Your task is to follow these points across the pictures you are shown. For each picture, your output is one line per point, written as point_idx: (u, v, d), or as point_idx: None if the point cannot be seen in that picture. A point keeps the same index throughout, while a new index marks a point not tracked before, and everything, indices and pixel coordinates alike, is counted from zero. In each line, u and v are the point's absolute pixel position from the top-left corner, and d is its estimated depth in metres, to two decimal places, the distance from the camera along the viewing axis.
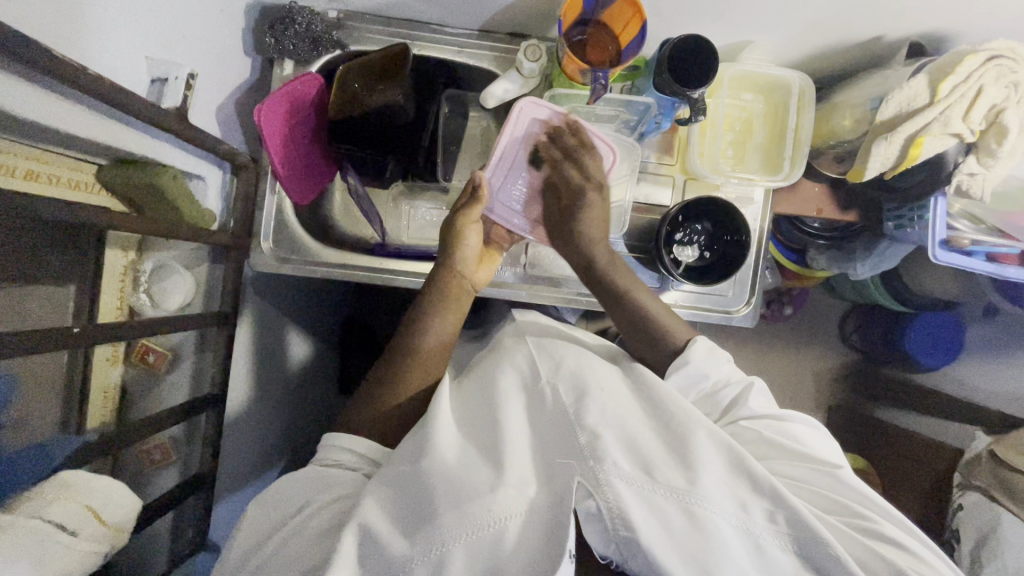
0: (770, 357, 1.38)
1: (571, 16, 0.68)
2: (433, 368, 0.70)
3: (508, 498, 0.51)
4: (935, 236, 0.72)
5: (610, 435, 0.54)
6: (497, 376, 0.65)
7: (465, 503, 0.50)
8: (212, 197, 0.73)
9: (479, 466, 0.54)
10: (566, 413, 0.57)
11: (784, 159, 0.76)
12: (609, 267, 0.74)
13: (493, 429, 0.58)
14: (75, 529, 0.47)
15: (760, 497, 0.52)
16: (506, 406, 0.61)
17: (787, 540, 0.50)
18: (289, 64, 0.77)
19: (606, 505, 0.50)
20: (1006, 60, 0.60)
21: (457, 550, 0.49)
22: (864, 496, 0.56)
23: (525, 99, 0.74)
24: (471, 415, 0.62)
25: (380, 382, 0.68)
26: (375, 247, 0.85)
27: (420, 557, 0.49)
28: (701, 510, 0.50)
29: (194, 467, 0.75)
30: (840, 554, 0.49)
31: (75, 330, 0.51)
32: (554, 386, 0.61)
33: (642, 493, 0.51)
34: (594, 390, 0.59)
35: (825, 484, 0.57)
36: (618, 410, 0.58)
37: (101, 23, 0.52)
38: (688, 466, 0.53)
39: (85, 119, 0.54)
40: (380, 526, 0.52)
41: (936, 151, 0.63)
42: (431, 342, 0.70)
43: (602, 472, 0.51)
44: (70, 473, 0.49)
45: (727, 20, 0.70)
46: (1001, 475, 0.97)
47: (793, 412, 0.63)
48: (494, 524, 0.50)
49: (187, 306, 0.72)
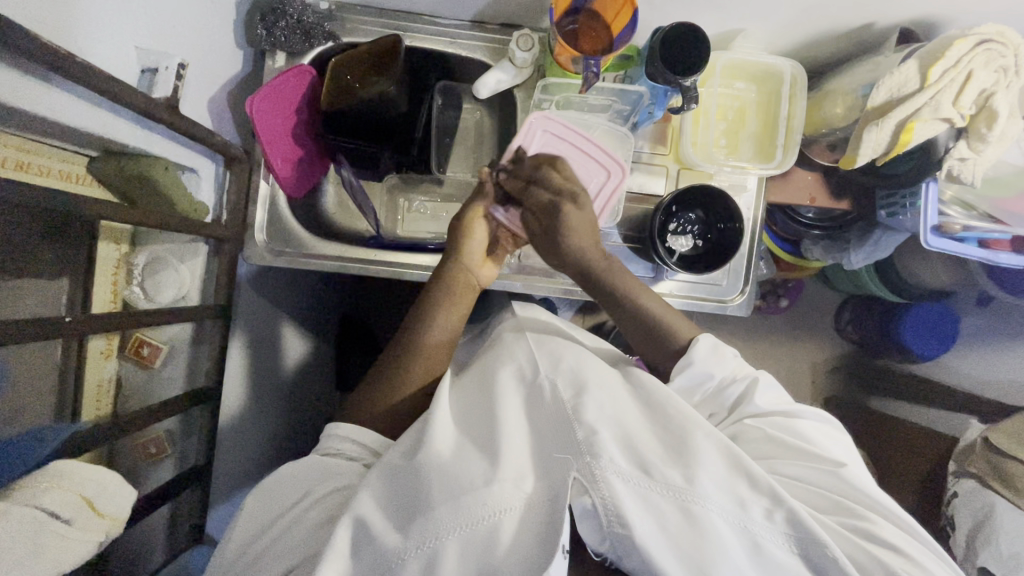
0: (767, 349, 1.42)
1: (563, 4, 0.68)
2: (438, 363, 0.70)
3: (504, 493, 0.51)
4: (926, 222, 0.72)
5: (607, 431, 0.55)
6: (495, 373, 0.64)
7: (461, 495, 0.51)
8: (207, 190, 0.73)
9: (475, 458, 0.54)
10: (564, 409, 0.57)
11: (777, 148, 0.77)
12: (605, 271, 0.70)
13: (490, 422, 0.58)
14: (70, 518, 0.46)
15: (759, 495, 0.52)
16: (503, 399, 0.61)
17: (785, 539, 0.51)
18: (281, 56, 0.77)
19: (601, 501, 0.51)
20: (996, 44, 0.60)
21: (451, 542, 0.50)
22: (862, 496, 0.56)
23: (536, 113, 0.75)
24: (468, 408, 0.62)
25: (382, 376, 0.68)
26: (371, 241, 0.85)
27: (412, 550, 0.50)
28: (698, 508, 0.50)
29: (192, 460, 0.75)
30: (837, 555, 0.49)
31: (71, 320, 0.51)
32: (551, 380, 0.61)
33: (638, 490, 0.51)
34: (593, 387, 0.60)
35: (826, 482, 0.57)
36: (616, 407, 0.58)
37: (90, 11, 0.51)
38: (686, 463, 0.53)
39: (71, 108, 0.54)
40: (373, 521, 0.52)
41: (926, 137, 0.63)
42: (438, 336, 0.70)
43: (598, 468, 0.51)
44: (63, 462, 0.48)
45: (718, 8, 0.70)
46: (994, 460, 0.97)
47: (798, 407, 0.64)
48: (488, 518, 0.50)
49: (182, 300, 0.72)
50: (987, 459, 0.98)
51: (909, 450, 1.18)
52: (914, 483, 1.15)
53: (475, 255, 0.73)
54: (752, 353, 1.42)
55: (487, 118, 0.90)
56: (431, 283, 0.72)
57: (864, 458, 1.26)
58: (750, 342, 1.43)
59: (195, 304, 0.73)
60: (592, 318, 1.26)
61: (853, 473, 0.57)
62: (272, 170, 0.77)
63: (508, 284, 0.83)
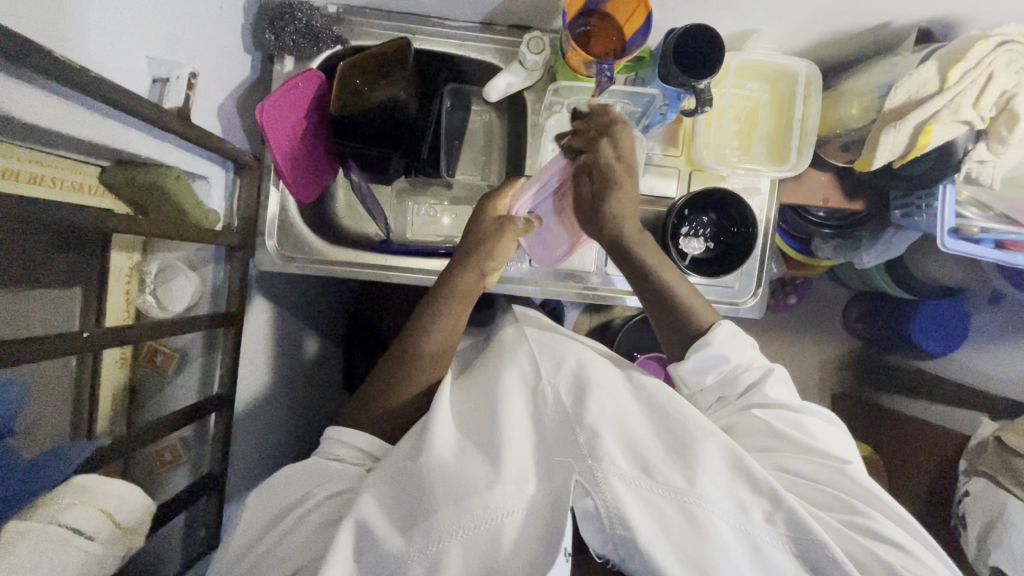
0: (775, 345, 1.42)
1: (575, 6, 0.67)
2: (443, 365, 0.70)
3: (507, 495, 0.52)
4: (943, 224, 0.70)
5: (609, 433, 0.55)
6: (497, 376, 0.64)
7: (463, 497, 0.51)
8: (217, 198, 0.73)
9: (478, 460, 0.55)
10: (565, 413, 0.58)
11: (791, 150, 0.76)
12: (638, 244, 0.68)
13: (493, 422, 0.58)
14: (92, 533, 0.46)
15: (759, 498, 0.52)
16: (506, 399, 0.61)
17: (784, 541, 0.51)
18: (290, 60, 0.76)
19: (603, 503, 0.51)
20: (1017, 45, 0.59)
21: (453, 547, 0.49)
22: (868, 495, 0.56)
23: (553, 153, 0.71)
24: (471, 409, 0.63)
25: (385, 375, 0.68)
26: (380, 245, 0.84)
27: (416, 554, 0.50)
28: (699, 510, 0.50)
29: (205, 466, 0.75)
30: (837, 556, 0.49)
31: (85, 335, 0.51)
32: (554, 386, 0.61)
33: (640, 491, 0.52)
34: (594, 389, 0.60)
35: (832, 480, 0.57)
36: (619, 410, 0.58)
37: (98, 22, 0.51)
38: (688, 465, 0.53)
39: (81, 119, 0.53)
40: (374, 526, 0.52)
41: (946, 139, 0.62)
42: (438, 340, 0.69)
43: (601, 470, 0.52)
44: (82, 477, 0.48)
45: (733, 8, 0.69)
46: (1007, 460, 0.97)
47: (808, 403, 0.63)
48: (491, 521, 0.50)
49: (194, 307, 0.72)
50: (1000, 458, 0.98)
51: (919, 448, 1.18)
52: (924, 481, 1.15)
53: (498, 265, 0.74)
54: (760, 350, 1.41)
55: (495, 120, 0.90)
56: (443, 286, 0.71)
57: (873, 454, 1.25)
58: (759, 339, 1.42)
59: (206, 312, 0.73)
60: (599, 317, 1.26)
61: (855, 471, 0.57)
62: (283, 177, 0.76)
63: (517, 287, 0.83)
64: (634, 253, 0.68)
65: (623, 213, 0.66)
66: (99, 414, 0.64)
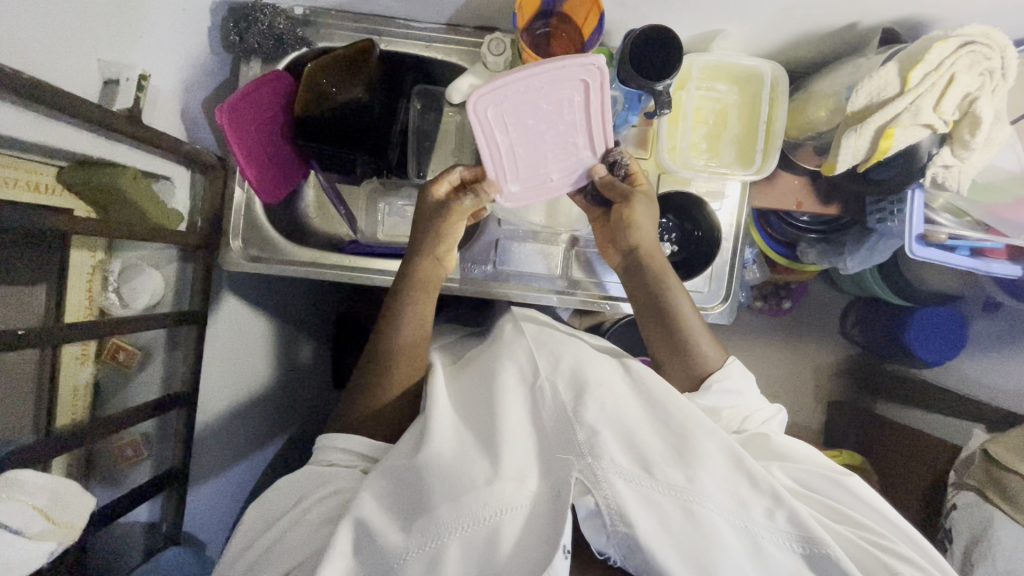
0: (772, 353, 1.37)
1: (530, 10, 0.67)
2: (420, 359, 0.70)
3: (506, 492, 0.51)
4: (912, 231, 0.70)
5: (609, 430, 0.54)
6: (496, 372, 0.62)
7: (462, 495, 0.51)
8: (180, 198, 0.75)
9: (477, 459, 0.54)
10: (565, 410, 0.56)
11: (757, 153, 0.74)
12: (648, 268, 0.71)
13: (491, 418, 0.57)
14: (19, 527, 0.50)
15: (760, 495, 0.51)
16: (506, 399, 0.59)
17: (788, 540, 0.50)
18: (256, 63, 0.77)
19: (604, 501, 0.50)
20: (981, 47, 0.57)
21: (452, 543, 0.49)
22: (861, 506, 0.56)
23: (472, 96, 0.61)
24: (471, 405, 0.61)
25: (367, 378, 0.68)
26: (347, 246, 0.83)
27: (414, 549, 0.50)
28: (699, 507, 0.50)
29: (167, 462, 0.80)
30: (839, 555, 0.49)
31: (26, 331, 0.52)
32: (553, 382, 0.59)
33: (641, 490, 0.50)
34: (594, 386, 0.58)
35: (827, 490, 0.57)
36: (620, 407, 0.57)
37: (41, 28, 0.52)
38: (688, 463, 0.52)
39: (28, 121, 0.54)
40: (374, 522, 0.52)
41: (907, 143, 0.60)
42: (410, 334, 0.69)
43: (601, 469, 0.51)
44: (16, 472, 0.52)
45: (692, 10, 0.68)
46: (994, 473, 0.93)
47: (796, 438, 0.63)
48: (489, 518, 0.50)
49: (156, 305, 0.73)
50: (988, 472, 0.94)
51: (910, 459, 1.14)
52: (916, 494, 1.10)
53: (450, 249, 0.73)
54: (756, 359, 1.36)
55: None
56: (400, 282, 0.71)
57: (865, 465, 1.20)
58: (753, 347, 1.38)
59: (169, 307, 0.75)
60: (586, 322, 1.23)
61: (854, 482, 0.57)
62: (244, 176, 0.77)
63: (482, 289, 0.82)
64: (645, 274, 0.71)
65: (645, 229, 0.71)
66: (59, 408, 0.65)
